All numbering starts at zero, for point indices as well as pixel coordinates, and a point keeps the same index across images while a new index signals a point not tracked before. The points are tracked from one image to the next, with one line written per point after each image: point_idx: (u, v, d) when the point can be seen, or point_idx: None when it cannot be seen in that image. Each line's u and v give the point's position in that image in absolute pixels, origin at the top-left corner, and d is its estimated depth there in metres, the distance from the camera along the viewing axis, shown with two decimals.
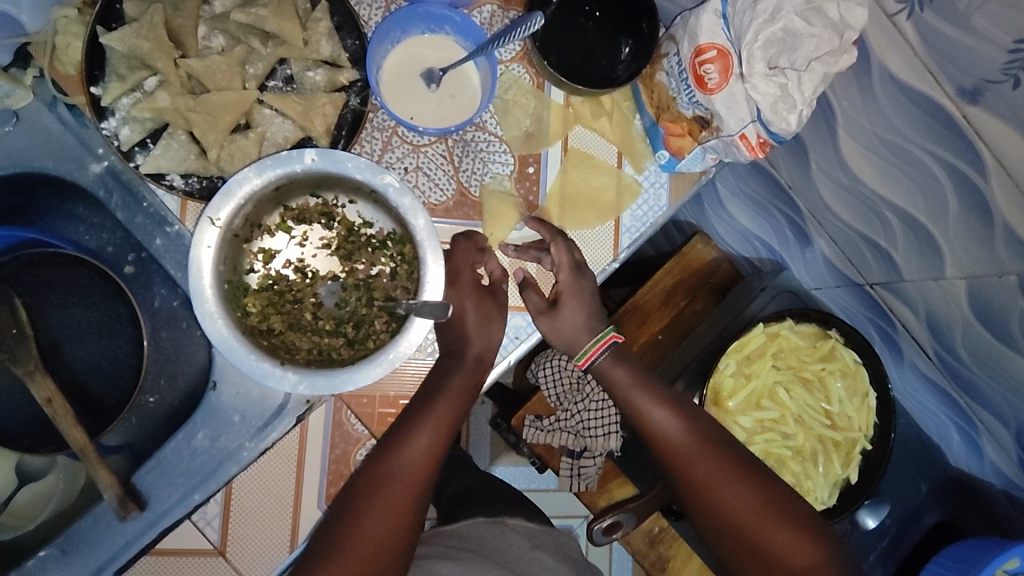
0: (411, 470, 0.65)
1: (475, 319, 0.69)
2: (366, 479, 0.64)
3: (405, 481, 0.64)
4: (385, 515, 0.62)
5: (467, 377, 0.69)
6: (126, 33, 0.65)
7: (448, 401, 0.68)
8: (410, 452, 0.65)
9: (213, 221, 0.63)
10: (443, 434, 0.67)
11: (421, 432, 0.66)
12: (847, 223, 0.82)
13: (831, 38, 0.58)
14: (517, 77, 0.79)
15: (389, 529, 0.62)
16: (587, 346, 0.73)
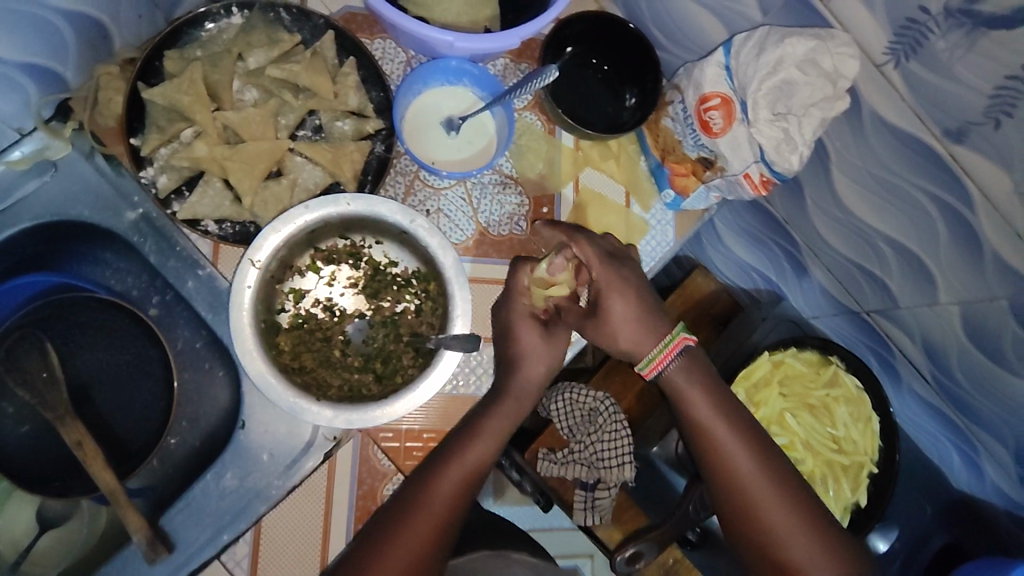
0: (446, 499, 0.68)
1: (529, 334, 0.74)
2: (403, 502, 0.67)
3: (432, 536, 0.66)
4: (417, 539, 0.65)
5: (514, 393, 0.73)
6: (166, 89, 0.69)
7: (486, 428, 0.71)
8: (448, 478, 0.68)
9: (251, 262, 0.66)
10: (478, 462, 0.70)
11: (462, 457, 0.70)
12: (843, 255, 0.87)
13: (825, 85, 0.62)
14: (529, 123, 0.83)
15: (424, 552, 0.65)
16: (657, 353, 0.73)
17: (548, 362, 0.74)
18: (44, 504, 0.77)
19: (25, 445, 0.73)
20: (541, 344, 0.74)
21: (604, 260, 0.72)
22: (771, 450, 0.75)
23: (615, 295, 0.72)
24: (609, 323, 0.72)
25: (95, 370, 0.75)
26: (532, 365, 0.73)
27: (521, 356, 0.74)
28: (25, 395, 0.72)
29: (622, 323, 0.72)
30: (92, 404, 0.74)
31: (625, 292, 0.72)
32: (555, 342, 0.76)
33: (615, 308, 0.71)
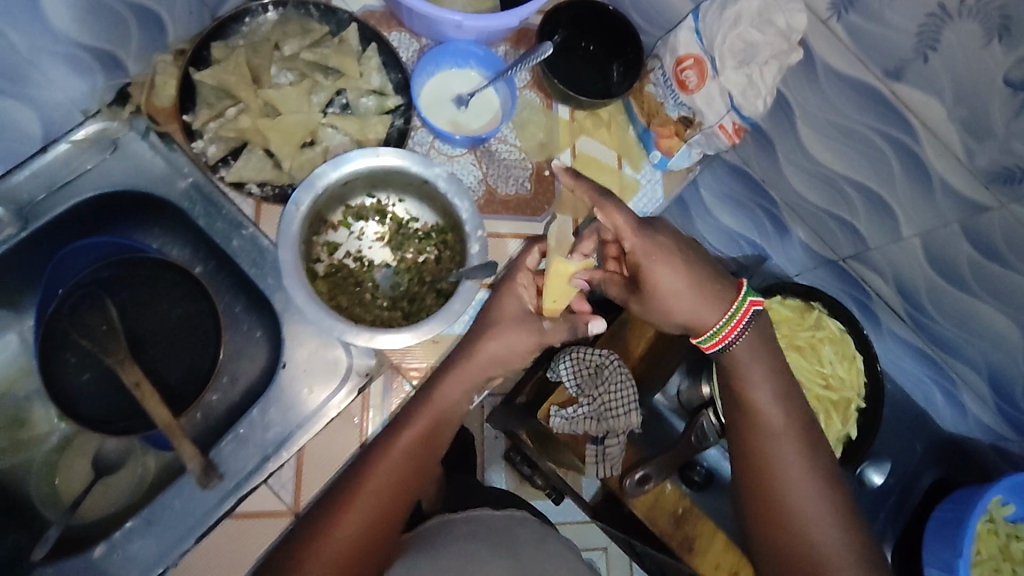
0: (393, 471, 0.70)
1: (512, 310, 0.76)
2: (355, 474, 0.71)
3: (399, 474, 0.71)
4: (385, 479, 0.70)
5: (467, 368, 0.74)
6: (216, 70, 0.80)
7: (438, 404, 0.73)
8: (396, 451, 0.71)
9: (295, 209, 0.75)
10: (425, 435, 0.73)
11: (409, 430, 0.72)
12: (815, 204, 0.97)
13: (780, 41, 0.73)
14: (529, 99, 0.95)
15: (374, 521, 0.68)
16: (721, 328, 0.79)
17: (506, 347, 0.74)
18: (99, 452, 0.84)
19: (88, 391, 0.81)
20: (515, 318, 0.75)
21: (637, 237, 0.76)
22: (817, 444, 0.81)
23: (656, 269, 0.77)
24: (654, 294, 0.78)
25: (152, 324, 0.83)
26: (492, 341, 0.74)
27: (489, 327, 0.75)
28: (89, 344, 0.80)
29: (668, 291, 0.77)
30: (148, 354, 0.82)
31: (667, 264, 0.77)
32: (526, 326, 0.75)
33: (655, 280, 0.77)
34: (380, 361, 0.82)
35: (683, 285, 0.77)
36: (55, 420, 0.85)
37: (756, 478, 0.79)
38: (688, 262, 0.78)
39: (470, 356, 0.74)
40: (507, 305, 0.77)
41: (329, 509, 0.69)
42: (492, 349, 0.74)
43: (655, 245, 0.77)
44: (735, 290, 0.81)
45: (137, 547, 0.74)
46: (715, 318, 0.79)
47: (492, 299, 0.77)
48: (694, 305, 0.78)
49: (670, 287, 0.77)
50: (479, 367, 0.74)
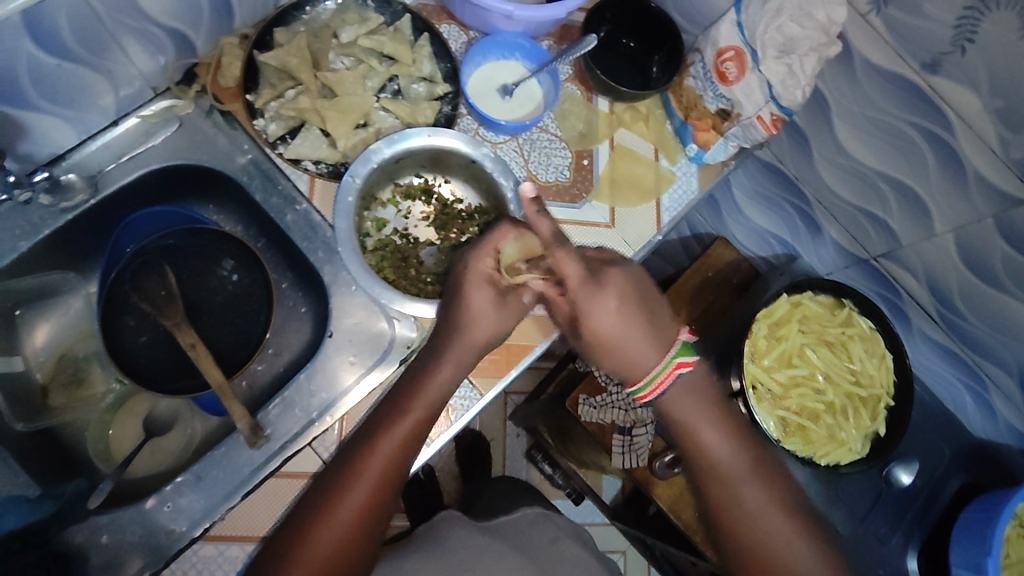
0: (381, 471, 0.68)
1: (485, 299, 0.75)
2: (336, 476, 0.68)
3: (357, 510, 0.67)
4: (343, 514, 0.66)
5: (464, 346, 0.74)
6: (279, 52, 0.85)
7: (394, 434, 0.70)
8: (380, 452, 0.69)
9: (352, 180, 0.79)
10: (412, 436, 0.71)
11: (393, 432, 0.70)
12: (848, 201, 0.99)
13: (820, 35, 0.77)
14: (571, 92, 0.98)
15: (359, 519, 0.67)
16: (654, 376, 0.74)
17: (492, 335, 0.75)
18: (151, 413, 0.88)
19: (146, 352, 0.85)
20: (501, 306, 0.76)
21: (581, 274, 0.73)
22: (776, 477, 0.75)
23: (590, 306, 0.74)
24: (589, 335, 0.75)
25: (208, 292, 0.87)
26: (489, 320, 0.75)
27: (473, 311, 0.74)
28: (148, 307, 0.84)
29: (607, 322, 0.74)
30: (203, 321, 0.86)
31: (605, 307, 0.74)
32: (509, 308, 0.77)
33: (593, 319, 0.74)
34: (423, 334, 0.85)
35: (620, 330, 0.74)
36: (112, 380, 0.89)
37: (721, 519, 0.73)
38: (629, 299, 0.74)
39: (434, 367, 0.73)
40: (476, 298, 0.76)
41: (310, 511, 0.66)
42: (487, 331, 0.75)
43: (602, 285, 0.74)
44: (668, 345, 0.74)
45: (187, 500, 0.77)
46: (648, 372, 0.74)
47: (453, 304, 0.76)
48: (630, 356, 0.74)
49: (606, 329, 0.74)
50: (475, 345, 0.75)
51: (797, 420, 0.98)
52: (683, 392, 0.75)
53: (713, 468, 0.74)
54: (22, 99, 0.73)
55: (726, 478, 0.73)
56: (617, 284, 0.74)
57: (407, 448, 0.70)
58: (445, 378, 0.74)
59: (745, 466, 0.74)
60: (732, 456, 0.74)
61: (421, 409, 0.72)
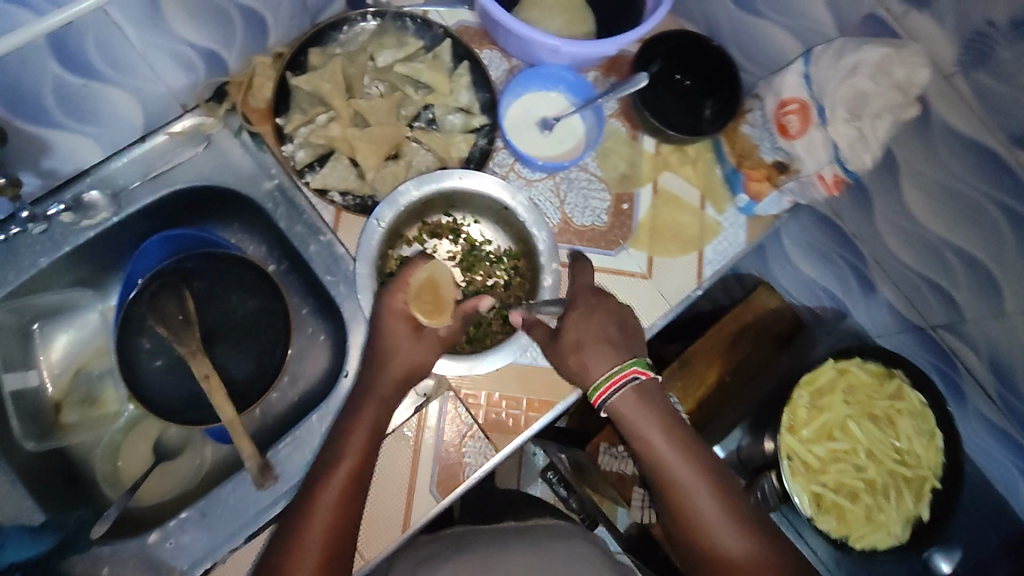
0: (325, 527, 0.66)
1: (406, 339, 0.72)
2: (286, 540, 0.65)
3: None
4: None
5: (387, 378, 0.73)
6: (311, 77, 0.81)
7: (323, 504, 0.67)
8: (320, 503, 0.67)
9: (376, 224, 0.76)
10: (348, 485, 0.68)
11: (329, 482, 0.68)
12: (912, 268, 0.91)
13: (896, 94, 0.70)
14: (615, 129, 0.92)
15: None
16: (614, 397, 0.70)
17: (410, 369, 0.73)
18: (162, 437, 0.87)
19: (160, 377, 0.83)
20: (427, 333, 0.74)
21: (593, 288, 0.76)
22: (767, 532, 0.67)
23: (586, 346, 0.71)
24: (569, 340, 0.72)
25: (224, 319, 0.85)
26: (415, 349, 0.73)
27: (397, 341, 0.73)
28: (163, 332, 0.82)
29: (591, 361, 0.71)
30: (218, 349, 0.84)
31: (600, 315, 0.73)
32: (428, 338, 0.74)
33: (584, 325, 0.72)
34: (440, 383, 0.81)
35: (606, 343, 0.72)
36: (124, 403, 0.89)
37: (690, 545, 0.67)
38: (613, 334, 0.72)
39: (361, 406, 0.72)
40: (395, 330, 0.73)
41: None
42: (412, 361, 0.73)
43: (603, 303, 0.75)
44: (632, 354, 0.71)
45: (190, 537, 0.76)
46: (603, 369, 0.70)
47: (372, 342, 0.74)
48: (588, 364, 0.71)
49: (591, 336, 0.72)
50: (399, 376, 0.73)
51: (833, 497, 0.92)
52: (637, 400, 0.70)
53: (674, 487, 0.68)
54: (48, 119, 0.70)
55: (684, 500, 0.67)
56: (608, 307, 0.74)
57: (348, 497, 0.68)
58: (372, 417, 0.72)
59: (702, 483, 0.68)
60: (692, 476, 0.67)
61: (353, 452, 0.70)
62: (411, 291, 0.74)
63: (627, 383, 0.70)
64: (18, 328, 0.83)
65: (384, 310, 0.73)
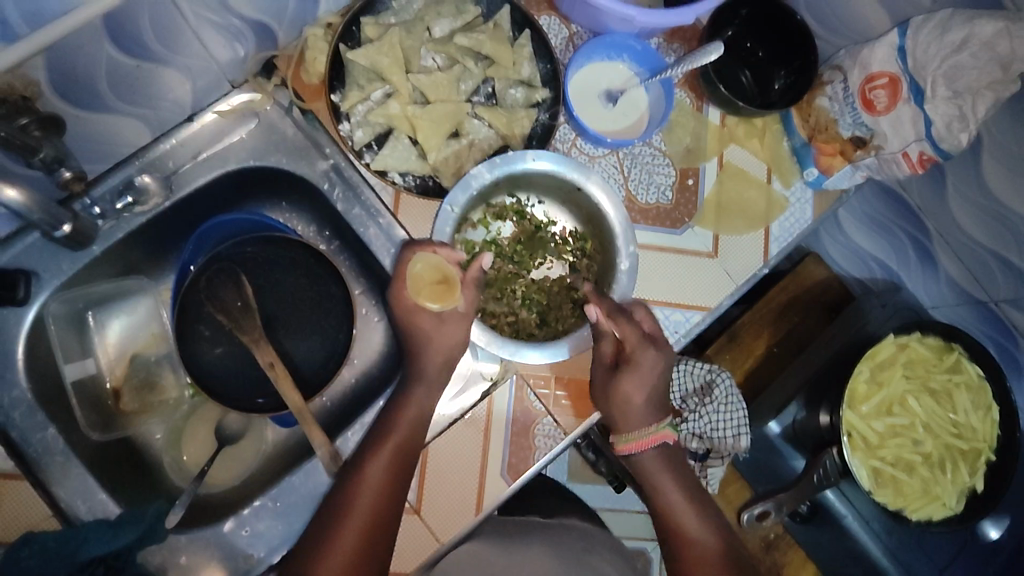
0: (372, 499, 0.69)
1: (431, 319, 0.74)
2: (334, 506, 0.69)
3: (359, 532, 0.68)
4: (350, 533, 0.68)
5: (429, 355, 0.75)
6: (368, 50, 0.76)
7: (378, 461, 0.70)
8: (370, 474, 0.70)
9: (449, 209, 0.74)
10: (395, 460, 0.71)
11: (377, 456, 0.71)
12: (975, 239, 0.90)
13: (994, 69, 0.68)
14: (679, 99, 0.88)
15: (367, 528, 0.68)
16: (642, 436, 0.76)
17: (447, 352, 0.75)
18: (222, 423, 0.86)
19: (221, 365, 0.82)
20: (455, 314, 0.74)
21: (639, 337, 0.73)
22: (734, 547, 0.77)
23: (622, 394, 0.74)
24: (613, 393, 0.74)
25: (282, 304, 0.83)
26: (450, 329, 0.74)
27: (432, 327, 0.74)
28: (223, 320, 0.80)
29: (633, 406, 0.74)
30: (278, 335, 0.82)
31: (641, 378, 0.74)
32: (450, 319, 0.74)
33: (627, 387, 0.74)
34: (506, 367, 0.81)
35: (642, 405, 0.74)
36: (184, 388, 0.87)
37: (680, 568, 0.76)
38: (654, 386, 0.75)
39: (416, 377, 0.75)
40: (421, 317, 0.74)
41: (312, 545, 0.68)
42: (452, 341, 0.74)
43: (653, 358, 0.74)
44: (662, 415, 0.77)
45: (265, 525, 0.76)
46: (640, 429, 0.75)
47: (405, 324, 0.75)
48: (621, 418, 0.75)
49: (632, 399, 0.74)
50: (438, 358, 0.75)
51: (891, 470, 0.94)
52: (660, 457, 0.78)
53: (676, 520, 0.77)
54: (98, 103, 0.66)
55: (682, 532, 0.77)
56: (656, 361, 0.74)
57: (395, 472, 0.71)
58: (418, 400, 0.74)
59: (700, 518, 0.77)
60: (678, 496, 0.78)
61: (408, 419, 0.73)
62: (411, 286, 0.73)
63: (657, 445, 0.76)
64: (72, 316, 0.80)
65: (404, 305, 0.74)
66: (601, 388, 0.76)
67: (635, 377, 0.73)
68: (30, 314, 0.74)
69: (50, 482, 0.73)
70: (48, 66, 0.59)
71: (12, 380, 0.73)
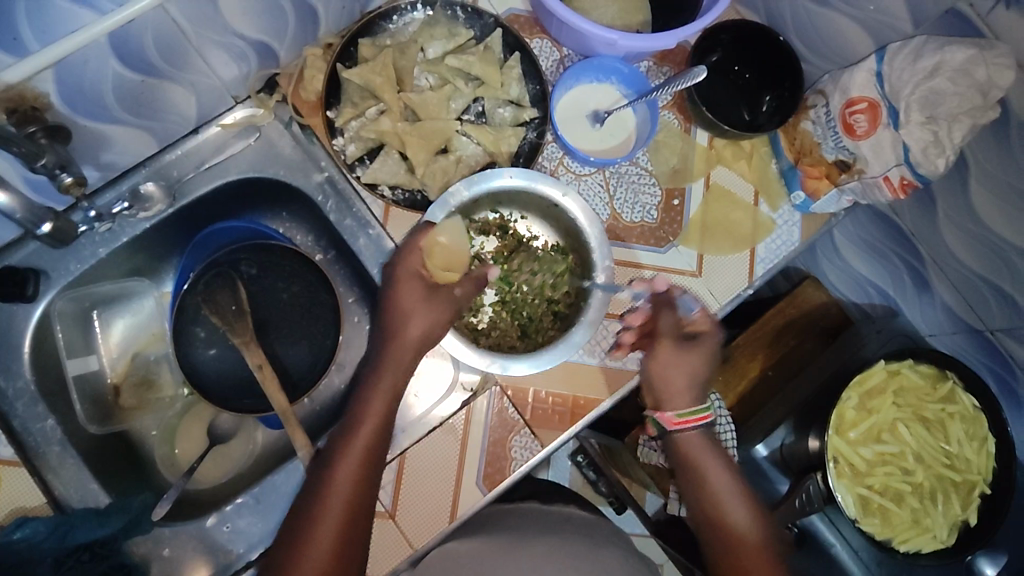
0: (348, 488, 0.68)
1: (413, 303, 0.75)
2: (312, 500, 0.68)
3: (337, 525, 0.66)
4: (329, 527, 0.66)
5: (399, 345, 0.75)
6: (363, 70, 0.80)
7: (355, 450, 0.70)
8: (340, 472, 0.69)
9: (428, 224, 0.78)
10: (365, 456, 0.70)
11: (349, 449, 0.70)
12: (970, 268, 0.88)
13: (975, 96, 0.69)
14: (667, 121, 0.89)
15: (345, 520, 0.67)
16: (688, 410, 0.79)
17: (421, 341, 0.75)
18: (214, 421, 0.90)
19: (214, 365, 0.85)
20: (427, 299, 0.75)
21: (711, 322, 0.80)
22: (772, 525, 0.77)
23: (687, 357, 0.78)
24: (682, 360, 0.78)
25: (273, 309, 0.86)
26: (418, 322, 0.74)
27: (402, 323, 0.74)
28: (217, 322, 0.83)
29: (683, 373, 0.78)
30: (270, 338, 0.86)
31: (708, 351, 0.79)
32: (437, 304, 0.76)
33: (692, 359, 0.78)
34: (486, 379, 0.83)
35: (696, 383, 0.79)
36: (179, 387, 0.91)
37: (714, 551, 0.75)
38: (708, 368, 0.79)
39: (394, 356, 0.75)
40: (405, 296, 0.75)
41: (290, 544, 0.66)
42: (420, 332, 0.74)
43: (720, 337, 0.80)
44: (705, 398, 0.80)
45: (246, 522, 0.79)
46: (682, 405, 0.79)
47: (383, 313, 0.76)
48: (678, 385, 0.78)
49: (693, 372, 0.78)
50: (410, 351, 0.75)
51: (879, 499, 0.92)
52: (701, 441, 0.79)
53: (718, 504, 0.76)
54: (106, 115, 0.71)
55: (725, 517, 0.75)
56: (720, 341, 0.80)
57: (366, 468, 0.70)
58: (389, 390, 0.74)
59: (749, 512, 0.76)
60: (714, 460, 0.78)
61: (379, 409, 0.73)
62: (424, 258, 0.76)
63: (702, 423, 0.79)
64: (78, 314, 0.85)
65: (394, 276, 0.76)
66: (667, 353, 0.78)
67: (704, 355, 0.78)
68: (37, 311, 0.79)
69: (46, 470, 0.76)
70: (57, 79, 0.62)
71: (17, 371, 0.77)
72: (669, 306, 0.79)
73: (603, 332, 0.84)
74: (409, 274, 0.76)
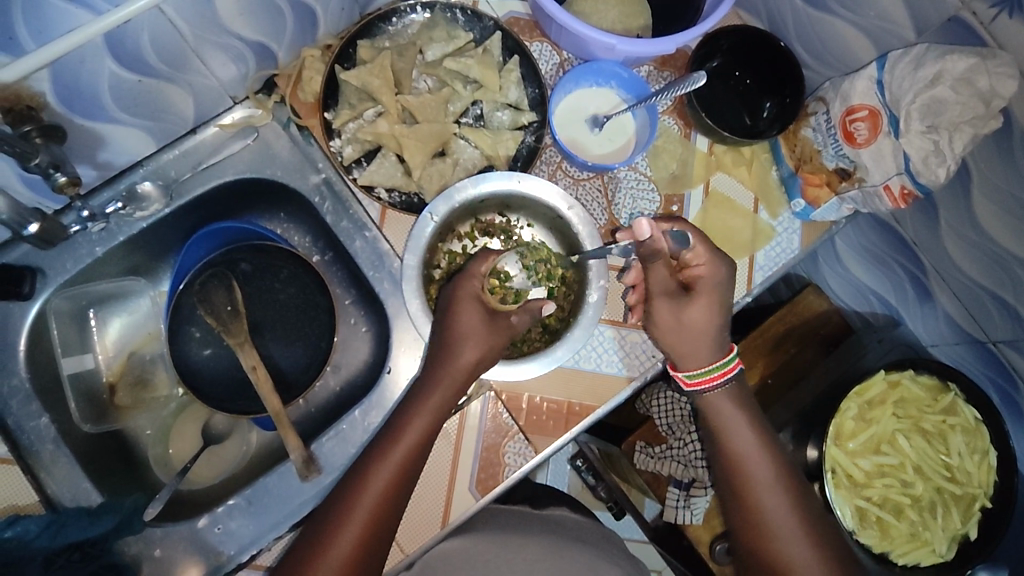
0: (376, 499, 0.68)
1: (479, 326, 0.73)
2: (340, 498, 0.69)
3: (361, 533, 0.67)
4: (352, 532, 0.67)
5: (451, 366, 0.73)
6: (360, 72, 0.79)
7: (393, 463, 0.70)
8: (376, 477, 0.69)
9: (430, 217, 0.79)
10: (398, 476, 0.69)
11: (383, 462, 0.70)
12: (972, 280, 0.87)
13: (977, 105, 0.68)
14: (667, 127, 0.89)
15: (365, 530, 0.67)
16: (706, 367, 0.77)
17: (470, 371, 0.73)
18: (210, 422, 0.89)
19: (210, 365, 0.86)
20: (482, 326, 0.74)
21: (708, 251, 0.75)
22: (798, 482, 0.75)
23: (696, 303, 0.75)
24: (684, 317, 0.75)
25: (269, 311, 0.87)
26: (471, 350, 0.73)
27: (453, 347, 0.73)
28: (211, 323, 0.83)
29: (697, 324, 0.75)
30: (265, 340, 0.86)
31: (716, 302, 0.76)
32: (497, 329, 0.75)
33: (697, 305, 0.75)
34: (480, 382, 0.81)
35: (710, 329, 0.76)
36: (175, 387, 0.91)
37: (752, 545, 0.73)
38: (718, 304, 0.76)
39: (447, 369, 0.73)
40: (467, 314, 0.74)
41: (313, 541, 0.67)
42: (473, 359, 0.73)
43: (720, 273, 0.76)
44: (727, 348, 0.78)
45: (237, 524, 0.78)
46: (703, 361, 0.77)
47: (444, 325, 0.74)
48: (693, 346, 0.76)
49: (703, 322, 0.75)
50: (461, 377, 0.73)
51: (876, 510, 0.91)
52: (729, 396, 0.77)
53: (739, 463, 0.75)
54: (103, 114, 0.71)
55: (764, 522, 0.72)
56: (726, 275, 0.76)
57: (399, 485, 0.69)
58: (437, 406, 0.73)
59: (797, 529, 0.72)
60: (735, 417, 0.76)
61: (422, 422, 0.72)
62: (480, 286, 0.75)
63: (725, 378, 0.77)
64: (74, 312, 0.85)
65: (458, 292, 0.74)
66: (670, 311, 0.75)
67: (708, 300, 0.76)
68: (33, 309, 0.79)
69: (39, 468, 0.76)
70: (53, 79, 0.62)
71: (12, 368, 0.77)
72: (658, 261, 0.72)
73: (599, 338, 0.84)
74: (469, 297, 0.74)
